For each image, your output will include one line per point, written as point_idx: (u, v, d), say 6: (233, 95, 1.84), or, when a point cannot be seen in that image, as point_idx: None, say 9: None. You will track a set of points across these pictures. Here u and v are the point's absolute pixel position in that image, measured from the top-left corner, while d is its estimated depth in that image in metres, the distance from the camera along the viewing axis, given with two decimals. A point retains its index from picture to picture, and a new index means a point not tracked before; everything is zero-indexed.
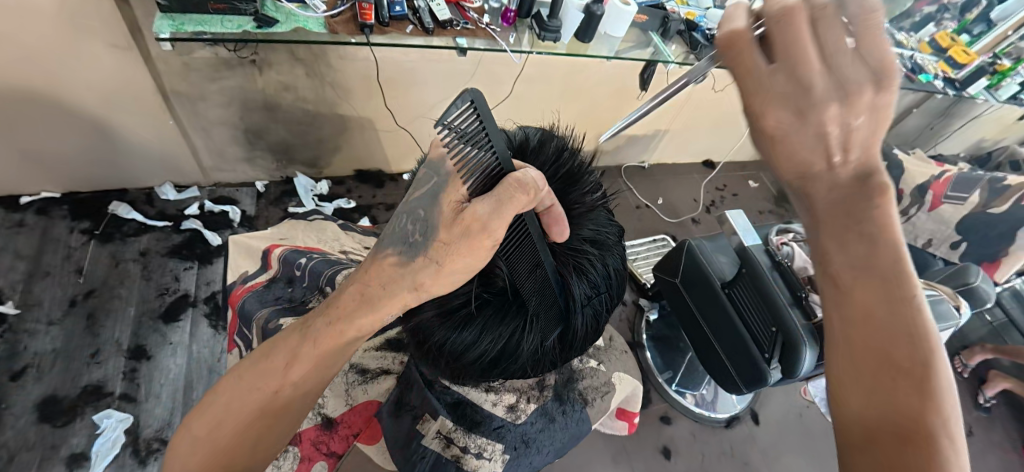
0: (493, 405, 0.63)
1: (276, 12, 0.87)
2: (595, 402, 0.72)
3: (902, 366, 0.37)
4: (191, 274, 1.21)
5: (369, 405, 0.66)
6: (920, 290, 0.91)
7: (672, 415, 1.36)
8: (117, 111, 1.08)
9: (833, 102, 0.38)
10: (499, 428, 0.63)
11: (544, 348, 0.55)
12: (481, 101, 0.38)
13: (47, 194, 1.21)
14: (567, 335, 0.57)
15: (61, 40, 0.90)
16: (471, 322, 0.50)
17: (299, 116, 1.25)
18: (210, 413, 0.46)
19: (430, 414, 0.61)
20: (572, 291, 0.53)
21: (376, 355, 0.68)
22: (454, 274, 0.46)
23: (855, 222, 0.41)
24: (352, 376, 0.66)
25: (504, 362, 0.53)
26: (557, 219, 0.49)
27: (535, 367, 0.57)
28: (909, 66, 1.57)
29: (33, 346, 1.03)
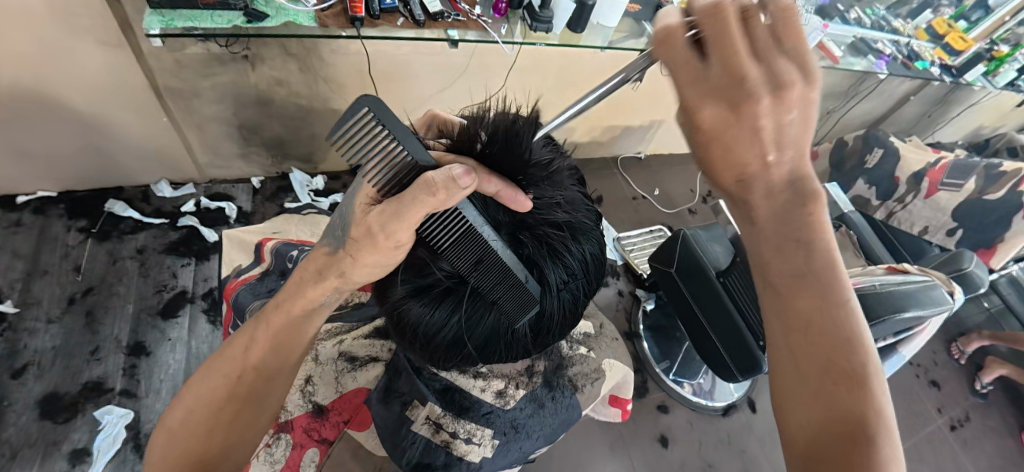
0: (482, 391, 0.64)
1: (266, 6, 0.86)
2: (585, 388, 0.72)
3: (840, 369, 0.40)
4: (188, 271, 1.21)
5: (358, 392, 0.66)
6: (914, 276, 0.92)
7: (669, 404, 1.37)
8: (111, 109, 1.08)
9: (767, 95, 0.37)
10: (489, 413, 0.64)
11: (516, 333, 0.55)
12: (378, 107, 0.37)
13: (43, 193, 1.21)
14: (541, 323, 0.55)
15: (50, 37, 0.89)
16: (441, 304, 0.50)
17: (293, 111, 1.25)
18: (183, 404, 0.49)
19: (419, 401, 0.62)
20: (544, 277, 0.51)
21: (364, 343, 0.69)
22: (366, 265, 0.48)
23: (792, 231, 0.44)
24: (341, 364, 0.67)
25: (476, 341, 0.54)
26: (512, 193, 0.46)
27: (511, 351, 0.58)
28: (906, 53, 1.57)
29: (33, 344, 1.03)
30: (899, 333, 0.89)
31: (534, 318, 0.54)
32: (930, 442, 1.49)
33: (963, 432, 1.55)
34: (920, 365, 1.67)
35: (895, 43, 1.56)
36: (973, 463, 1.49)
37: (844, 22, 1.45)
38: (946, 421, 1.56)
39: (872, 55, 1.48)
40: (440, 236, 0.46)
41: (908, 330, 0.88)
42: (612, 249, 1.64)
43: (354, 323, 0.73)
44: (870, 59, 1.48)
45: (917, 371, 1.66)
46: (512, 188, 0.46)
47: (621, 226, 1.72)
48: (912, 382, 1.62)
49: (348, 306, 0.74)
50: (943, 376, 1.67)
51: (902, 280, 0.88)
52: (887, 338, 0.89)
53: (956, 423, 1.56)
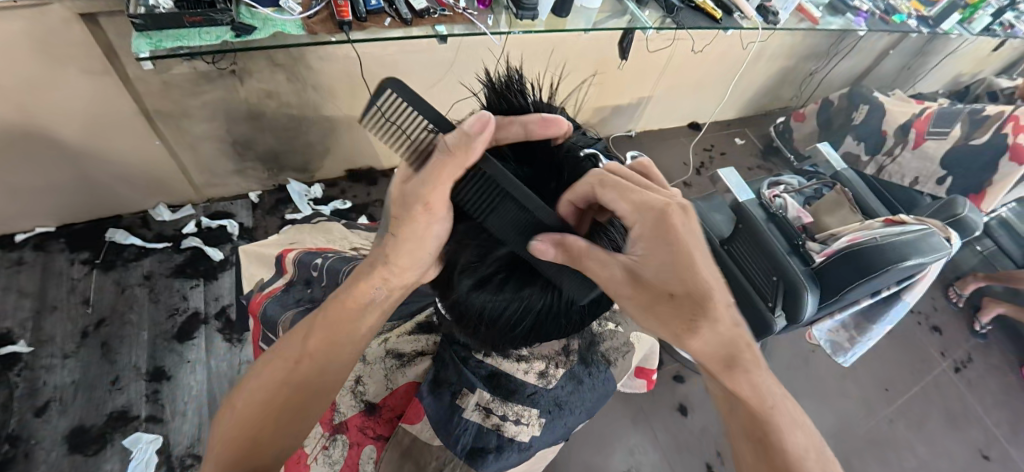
0: (525, 373, 0.64)
1: (253, 18, 0.86)
2: (616, 362, 0.76)
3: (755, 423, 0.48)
4: (198, 292, 1.21)
5: (409, 386, 0.68)
6: (912, 225, 0.94)
7: (684, 374, 1.40)
8: (102, 138, 1.06)
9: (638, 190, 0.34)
10: (533, 394, 0.65)
11: (573, 310, 0.53)
12: (401, 89, 0.40)
13: (41, 229, 1.20)
14: (594, 300, 0.54)
15: (35, 71, 0.88)
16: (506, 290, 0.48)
17: (285, 122, 1.24)
18: (242, 396, 0.49)
19: (467, 389, 0.63)
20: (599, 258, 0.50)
21: (409, 339, 0.70)
22: (408, 249, 0.47)
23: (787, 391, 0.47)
24: (390, 361, 0.68)
25: (535, 323, 0.52)
26: (543, 124, 0.47)
27: (563, 328, 0.56)
28: (883, 7, 1.58)
29: (51, 380, 1.03)
30: (900, 281, 0.91)
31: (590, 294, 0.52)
32: (937, 385, 1.54)
33: (967, 372, 1.60)
34: (921, 313, 1.72)
35: None
36: (979, 401, 1.54)
37: None
38: (950, 364, 1.61)
39: (850, 13, 1.50)
40: (480, 203, 0.43)
41: (910, 277, 0.90)
42: None
43: (396, 321, 0.73)
44: (849, 17, 1.50)
45: (919, 318, 1.70)
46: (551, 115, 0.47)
47: None
48: (914, 329, 1.67)
49: None
50: (944, 321, 1.72)
51: (902, 230, 0.91)
52: (889, 286, 0.91)
53: (960, 365, 1.62)
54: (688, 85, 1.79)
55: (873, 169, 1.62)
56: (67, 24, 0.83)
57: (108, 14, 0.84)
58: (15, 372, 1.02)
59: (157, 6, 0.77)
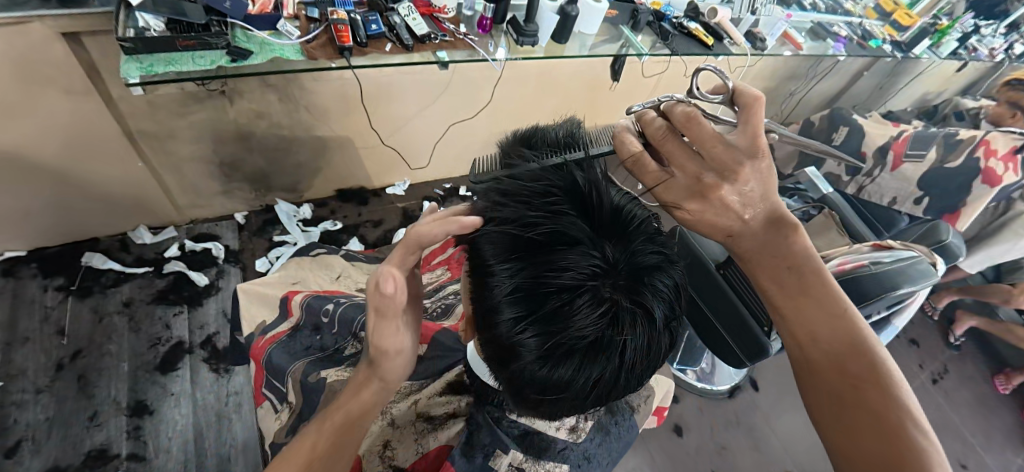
0: (557, 429, 0.55)
1: (249, 42, 0.83)
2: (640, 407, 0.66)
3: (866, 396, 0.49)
4: (182, 320, 1.16)
5: (440, 451, 0.56)
6: (900, 251, 0.96)
7: (679, 394, 1.42)
8: (81, 159, 1.01)
9: (724, 184, 0.49)
10: (564, 449, 0.55)
11: (634, 373, 0.44)
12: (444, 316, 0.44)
13: (10, 253, 1.13)
14: (652, 360, 0.45)
15: (12, 91, 0.83)
16: (561, 361, 0.40)
17: (275, 143, 1.21)
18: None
19: (502, 449, 0.53)
20: (653, 316, 0.41)
21: (443, 400, 0.59)
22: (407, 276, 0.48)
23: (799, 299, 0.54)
24: (420, 424, 0.58)
25: (591, 390, 0.43)
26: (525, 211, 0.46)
27: (621, 392, 0.47)
28: (860, 33, 1.65)
29: (22, 418, 0.97)
30: (892, 307, 0.92)
31: (649, 351, 0.43)
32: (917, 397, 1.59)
33: (942, 385, 1.66)
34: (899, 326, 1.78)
35: (849, 24, 1.65)
36: (956, 412, 1.60)
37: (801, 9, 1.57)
38: (928, 375, 1.67)
39: (831, 38, 1.56)
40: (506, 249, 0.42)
41: (900, 303, 0.91)
42: None
43: (422, 378, 0.62)
44: (830, 43, 1.55)
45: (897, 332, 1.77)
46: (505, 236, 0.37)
47: None
48: (894, 342, 1.73)
49: None
50: (920, 334, 1.79)
51: (892, 257, 0.93)
52: (880, 311, 0.92)
53: (937, 376, 1.68)
54: None
55: (852, 189, 1.60)
56: (48, 43, 0.78)
57: (92, 33, 0.80)
58: None
59: (148, 29, 0.74)
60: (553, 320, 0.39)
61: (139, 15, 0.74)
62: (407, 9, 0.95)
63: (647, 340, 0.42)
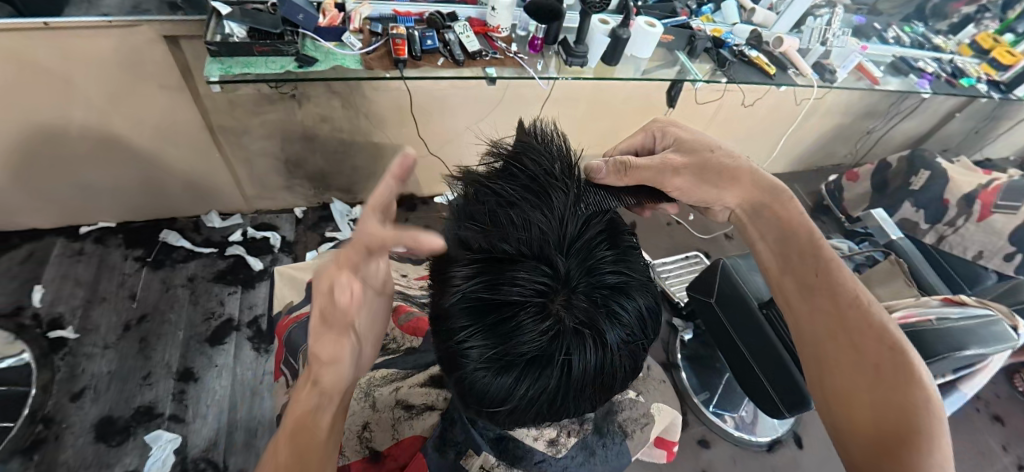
0: (534, 440, 0.52)
1: (316, 51, 0.92)
2: (634, 434, 0.62)
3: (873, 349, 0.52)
4: (234, 299, 1.27)
5: (414, 441, 0.59)
6: (973, 309, 0.86)
7: (710, 438, 1.32)
8: (169, 147, 1.15)
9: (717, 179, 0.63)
10: (540, 462, 0.53)
11: (582, 394, 0.43)
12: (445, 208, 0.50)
13: (103, 224, 1.31)
14: (604, 382, 0.43)
15: (120, 83, 0.97)
16: (505, 372, 0.39)
17: (335, 145, 1.30)
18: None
19: (473, 449, 0.53)
20: (604, 339, 0.40)
21: (420, 391, 0.61)
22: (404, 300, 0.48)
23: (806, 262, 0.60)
24: (398, 411, 0.60)
25: (535, 406, 0.42)
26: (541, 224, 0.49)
27: (572, 410, 0.45)
28: (949, 70, 1.49)
29: (90, 368, 1.09)
30: (958, 370, 0.82)
31: (600, 376, 0.42)
32: None
33: None
34: (981, 399, 1.55)
35: (937, 61, 1.51)
36: None
37: (882, 42, 1.47)
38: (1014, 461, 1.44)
39: (914, 74, 1.43)
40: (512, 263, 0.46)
41: (969, 366, 0.81)
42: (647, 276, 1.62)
43: (409, 368, 0.65)
44: (912, 79, 1.42)
45: (978, 405, 1.54)
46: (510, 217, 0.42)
47: (655, 253, 1.71)
48: (973, 417, 1.51)
49: (400, 349, 0.66)
50: (1008, 410, 1.55)
51: (962, 314, 0.83)
52: (945, 374, 0.82)
53: None
54: (738, 136, 1.75)
55: (932, 238, 1.46)
56: (152, 43, 0.91)
57: (188, 37, 0.91)
58: (58, 356, 1.09)
59: (232, 35, 0.84)
60: (495, 329, 0.39)
61: (227, 24, 0.85)
62: (461, 28, 1.00)
63: (599, 362, 0.40)
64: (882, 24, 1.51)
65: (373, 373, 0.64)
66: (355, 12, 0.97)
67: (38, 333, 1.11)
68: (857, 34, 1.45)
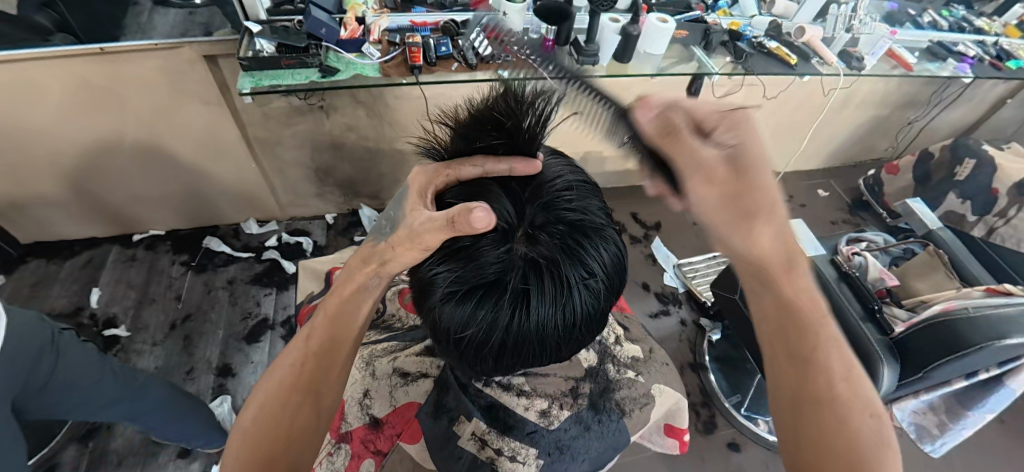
0: (525, 410, 0.61)
1: (338, 62, 0.97)
2: (633, 413, 0.68)
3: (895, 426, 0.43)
4: (269, 299, 1.34)
5: (410, 406, 0.63)
6: (1017, 297, 0.80)
7: (741, 442, 1.27)
8: (209, 159, 1.25)
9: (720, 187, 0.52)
10: (533, 433, 0.61)
11: (540, 328, 0.50)
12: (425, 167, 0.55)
13: (154, 232, 1.43)
14: (562, 322, 0.50)
15: (167, 101, 1.06)
16: (471, 294, 0.48)
17: (362, 153, 1.37)
18: (250, 406, 0.49)
19: (465, 416, 0.60)
20: (560, 273, 0.48)
21: (415, 359, 0.65)
22: (403, 259, 0.53)
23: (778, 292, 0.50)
24: (394, 379, 0.64)
25: (498, 335, 0.49)
26: (523, 166, 0.53)
27: (536, 351, 0.52)
28: (994, 53, 1.40)
29: (140, 363, 1.19)
30: (1005, 364, 0.77)
31: (558, 310, 0.49)
32: None
33: None
34: None
35: (979, 43, 1.42)
36: None
37: (916, 27, 1.40)
38: None
39: (953, 58, 1.35)
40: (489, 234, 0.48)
41: (1016, 360, 0.76)
42: (671, 275, 1.60)
43: (408, 341, 0.69)
44: (952, 63, 1.34)
45: None
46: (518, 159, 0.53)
47: (681, 253, 1.68)
48: None
49: (401, 327, 0.72)
50: None
51: (1004, 303, 0.78)
52: (988, 368, 0.77)
53: None
54: (767, 130, 1.70)
55: (982, 230, 1.36)
56: (193, 63, 0.99)
57: (225, 56, 1.00)
58: (112, 352, 1.19)
59: (262, 51, 0.91)
60: (464, 260, 0.48)
61: (258, 41, 0.92)
62: (475, 33, 1.04)
63: (556, 296, 0.48)
64: (916, 9, 1.43)
65: (376, 344, 0.68)
66: (375, 24, 1.02)
67: (95, 331, 1.23)
68: (890, 20, 1.37)
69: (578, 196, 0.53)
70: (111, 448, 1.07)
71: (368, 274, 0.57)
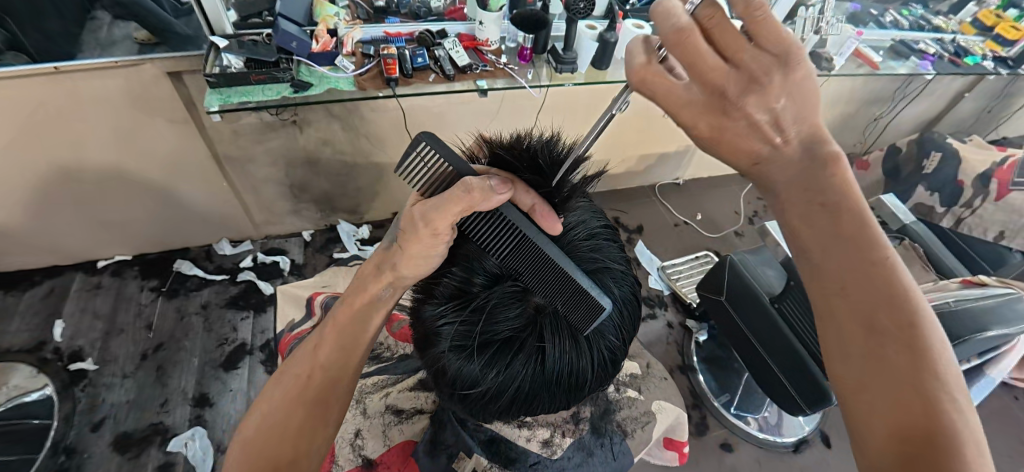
0: (528, 440, 0.60)
1: (311, 76, 0.94)
2: (635, 433, 0.67)
3: (874, 274, 0.38)
4: (247, 324, 1.29)
5: (406, 445, 0.64)
6: (993, 288, 0.83)
7: (733, 442, 1.28)
8: (177, 179, 1.19)
9: (750, 96, 0.38)
10: (536, 464, 0.60)
11: (553, 384, 0.49)
12: (433, 142, 0.41)
13: (120, 257, 1.35)
14: (574, 377, 0.49)
15: (130, 120, 1.01)
16: (482, 350, 0.47)
17: (338, 167, 1.32)
18: (257, 412, 0.49)
19: (465, 452, 0.60)
20: (574, 325, 0.47)
21: (409, 395, 0.67)
22: (413, 256, 0.47)
23: (818, 194, 0.40)
24: (388, 417, 0.65)
25: (507, 393, 0.48)
26: (546, 211, 0.46)
27: (546, 404, 0.51)
28: (952, 50, 1.46)
29: (110, 397, 1.13)
30: (984, 354, 0.79)
31: (569, 361, 0.48)
32: None
33: None
34: None
35: (938, 41, 1.47)
36: None
37: (880, 27, 1.44)
38: None
39: (915, 56, 1.40)
40: (498, 243, 0.45)
41: (995, 349, 0.78)
42: (656, 278, 1.60)
43: (400, 374, 0.70)
44: (914, 61, 1.39)
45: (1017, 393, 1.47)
46: (551, 209, 0.47)
47: (664, 255, 1.69)
48: (1011, 403, 1.44)
49: (392, 358, 0.72)
50: None
51: (983, 294, 0.80)
52: (970, 359, 0.79)
53: None
54: None
55: (949, 221, 1.42)
56: (156, 80, 0.94)
57: (190, 72, 0.95)
58: (79, 388, 1.13)
59: (229, 66, 0.87)
60: (473, 314, 0.48)
61: (224, 56, 0.88)
62: (451, 44, 1.03)
63: (568, 350, 0.48)
64: (878, 9, 1.47)
65: (366, 379, 0.69)
66: (348, 36, 0.99)
67: (60, 366, 1.15)
68: (852, 21, 1.41)
69: (595, 243, 0.52)
70: None
71: (381, 284, 0.51)
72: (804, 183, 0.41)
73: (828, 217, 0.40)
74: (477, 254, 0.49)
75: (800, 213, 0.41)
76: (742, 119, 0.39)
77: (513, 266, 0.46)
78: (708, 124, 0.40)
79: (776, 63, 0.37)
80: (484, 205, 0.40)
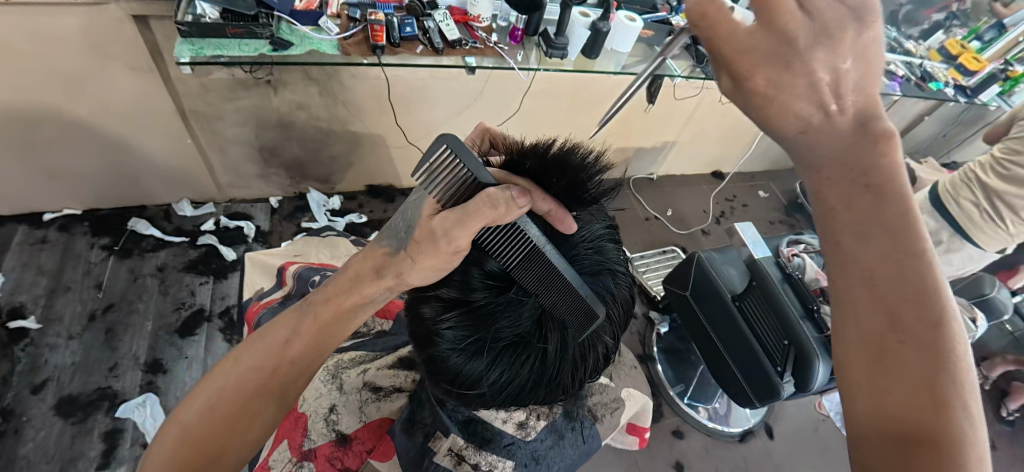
0: (504, 422, 0.59)
1: (291, 35, 0.89)
2: (604, 418, 0.70)
3: (909, 266, 0.34)
4: (206, 289, 1.24)
5: (383, 421, 0.66)
6: None
7: (684, 429, 1.34)
8: (135, 131, 1.11)
9: (821, 48, 0.33)
10: (510, 445, 0.61)
11: (550, 382, 0.50)
12: (457, 147, 0.38)
13: (68, 211, 1.26)
14: (571, 375, 0.51)
15: (88, 64, 0.93)
16: (485, 350, 0.47)
17: (313, 134, 1.27)
18: (202, 396, 0.47)
19: (442, 432, 0.59)
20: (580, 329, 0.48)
21: (388, 373, 0.68)
22: (425, 269, 0.45)
23: (859, 173, 0.35)
24: (365, 393, 0.67)
25: (508, 388, 0.48)
26: (562, 214, 0.48)
27: (540, 400, 0.53)
28: (918, 74, 1.53)
29: (53, 359, 1.06)
30: None
31: (570, 358, 0.49)
32: None
33: (995, 462, 1.47)
34: None
35: (907, 64, 1.53)
36: None
37: None
38: None
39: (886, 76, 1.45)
40: (507, 254, 0.45)
41: None
42: None
43: (377, 351, 0.72)
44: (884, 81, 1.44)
45: None
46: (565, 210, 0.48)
47: (635, 248, 1.73)
48: None
49: (369, 333, 0.75)
50: None
51: None
52: None
53: None
54: (716, 131, 1.77)
55: None
56: (118, 23, 0.87)
57: (157, 17, 0.88)
58: (19, 347, 1.06)
59: (203, 15, 0.81)
60: (477, 316, 0.47)
61: (198, 3, 0.81)
62: (442, 16, 0.99)
63: (568, 348, 0.49)
64: None
65: (343, 355, 0.71)
66: None
67: None
68: None
69: (599, 246, 0.52)
70: (12, 455, 0.95)
71: (379, 288, 0.48)
72: (848, 158, 0.36)
73: (870, 200, 0.35)
74: (482, 255, 0.47)
75: (837, 193, 0.36)
76: (805, 75, 0.34)
77: (517, 276, 0.47)
78: (766, 76, 0.34)
79: (849, 16, 0.34)
80: (507, 218, 0.40)
